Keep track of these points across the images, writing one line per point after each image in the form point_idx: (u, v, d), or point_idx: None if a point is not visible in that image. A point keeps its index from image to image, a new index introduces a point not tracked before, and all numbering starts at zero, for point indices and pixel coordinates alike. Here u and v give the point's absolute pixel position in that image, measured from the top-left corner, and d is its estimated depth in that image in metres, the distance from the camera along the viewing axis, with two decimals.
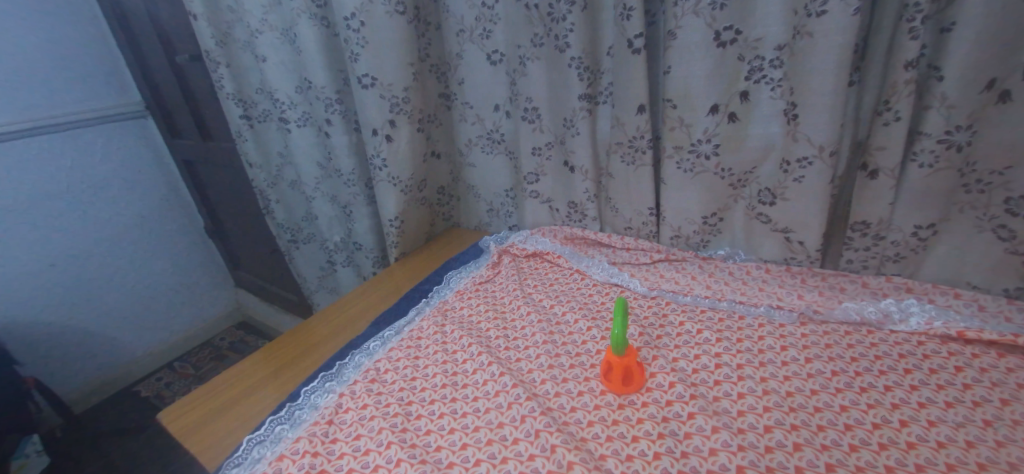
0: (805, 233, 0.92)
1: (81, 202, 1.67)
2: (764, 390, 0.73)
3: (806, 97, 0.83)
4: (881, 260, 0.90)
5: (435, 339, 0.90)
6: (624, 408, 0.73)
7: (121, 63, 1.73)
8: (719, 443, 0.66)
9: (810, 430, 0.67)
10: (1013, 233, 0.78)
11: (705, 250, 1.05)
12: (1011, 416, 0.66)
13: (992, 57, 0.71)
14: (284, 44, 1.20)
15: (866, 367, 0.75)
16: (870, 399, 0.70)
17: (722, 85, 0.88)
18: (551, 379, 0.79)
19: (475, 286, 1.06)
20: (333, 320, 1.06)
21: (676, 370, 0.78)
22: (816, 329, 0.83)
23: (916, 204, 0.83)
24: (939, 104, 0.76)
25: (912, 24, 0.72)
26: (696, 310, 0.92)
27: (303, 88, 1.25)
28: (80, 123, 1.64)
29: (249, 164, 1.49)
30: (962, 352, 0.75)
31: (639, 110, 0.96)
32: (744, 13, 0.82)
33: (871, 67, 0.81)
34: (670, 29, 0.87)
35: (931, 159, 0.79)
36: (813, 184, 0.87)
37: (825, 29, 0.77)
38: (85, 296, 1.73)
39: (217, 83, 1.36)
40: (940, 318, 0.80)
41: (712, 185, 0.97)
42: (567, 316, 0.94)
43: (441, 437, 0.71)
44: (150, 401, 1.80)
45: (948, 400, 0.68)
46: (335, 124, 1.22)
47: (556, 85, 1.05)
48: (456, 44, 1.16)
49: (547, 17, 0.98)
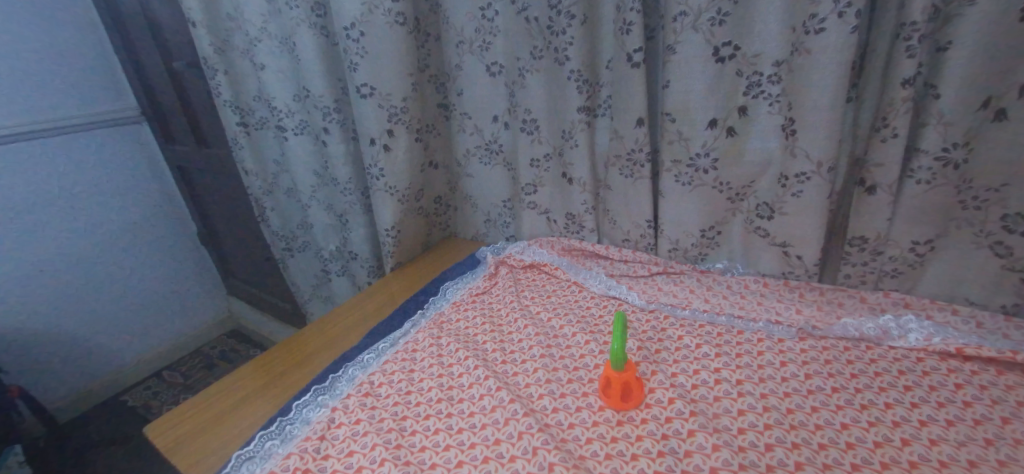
0: (803, 248, 0.92)
1: (72, 207, 1.65)
2: (764, 407, 0.73)
3: (805, 113, 0.83)
4: (878, 275, 0.90)
5: (431, 352, 0.89)
6: (623, 424, 0.72)
7: (118, 69, 1.73)
8: (719, 462, 0.65)
9: (812, 449, 0.66)
10: (1010, 250, 0.79)
11: (703, 264, 1.05)
12: (1012, 435, 0.65)
13: (989, 75, 0.71)
14: (283, 52, 1.20)
15: (866, 384, 0.74)
16: (871, 417, 0.69)
17: (720, 100, 0.88)
18: (549, 394, 0.78)
19: (472, 298, 1.05)
20: (326, 332, 1.04)
21: (675, 386, 0.77)
22: (815, 345, 0.83)
23: (914, 220, 0.83)
24: (935, 122, 0.76)
25: (909, 42, 0.73)
26: (694, 325, 0.91)
27: (301, 96, 1.24)
28: (79, 128, 1.64)
29: (245, 172, 1.48)
30: (961, 369, 0.75)
31: (638, 123, 0.96)
32: (744, 29, 0.83)
33: (868, 83, 0.81)
34: (669, 44, 0.88)
35: (928, 175, 0.79)
36: (812, 199, 0.87)
37: (823, 46, 0.78)
38: (74, 304, 1.70)
39: (215, 90, 1.35)
40: (939, 334, 0.80)
41: (710, 198, 0.97)
42: (565, 329, 0.93)
43: (436, 454, 0.70)
44: (137, 410, 1.77)
45: (949, 418, 0.68)
46: (333, 133, 1.22)
47: (555, 97, 1.05)
48: (455, 55, 1.16)
49: (547, 30, 0.99)
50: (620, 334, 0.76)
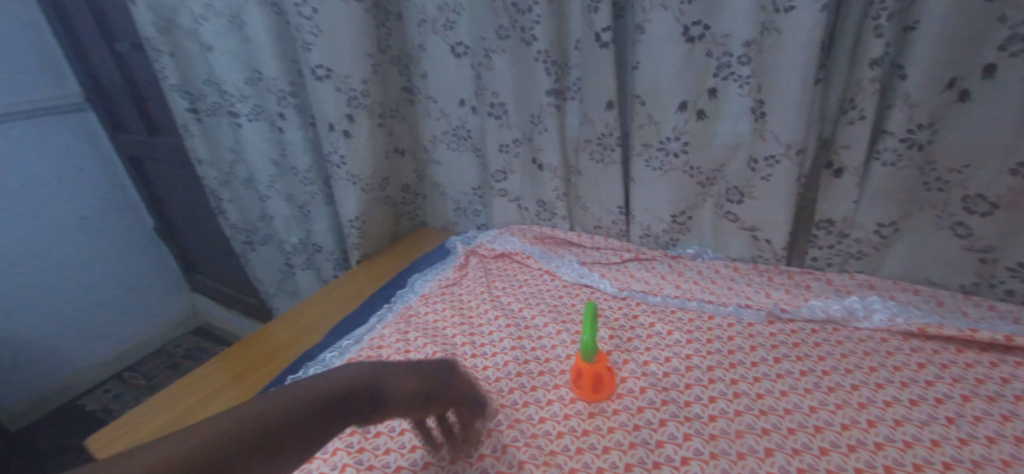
0: (771, 232, 0.92)
1: (12, 203, 1.53)
2: (735, 393, 0.72)
3: (774, 95, 0.81)
4: (844, 257, 0.92)
5: (397, 347, 0.85)
6: (595, 417, 0.70)
7: (57, 50, 1.60)
8: (691, 451, 0.64)
9: (780, 434, 0.66)
10: (970, 230, 0.80)
11: (675, 249, 1.05)
12: (972, 413, 0.66)
13: (956, 54, 0.71)
14: (231, 31, 1.12)
15: (832, 367, 0.75)
16: (838, 399, 0.70)
17: (690, 81, 0.86)
18: (519, 388, 0.76)
19: (442, 290, 1.01)
20: (297, 325, 1.00)
21: (647, 375, 0.77)
22: (784, 328, 0.84)
23: (880, 202, 0.83)
24: (902, 103, 0.76)
25: (878, 21, 0.72)
26: (666, 311, 0.91)
27: (254, 79, 1.17)
28: (13, 117, 1.50)
29: (197, 161, 1.40)
30: (923, 348, 0.76)
31: (608, 106, 0.94)
32: (713, 8, 0.80)
33: (837, 63, 0.80)
34: (637, 22, 0.85)
35: (893, 157, 0.79)
36: (781, 183, 0.86)
37: (793, 25, 0.76)
38: (20, 307, 1.58)
39: (160, 73, 1.26)
40: (902, 314, 0.81)
41: (681, 183, 0.96)
42: (537, 319, 0.91)
43: (401, 457, 0.65)
44: (96, 415, 1.68)
45: (912, 398, 0.69)
46: (289, 118, 1.16)
47: (523, 79, 1.01)
48: (418, 35, 1.10)
49: (512, 8, 0.94)
50: (591, 328, 0.73)
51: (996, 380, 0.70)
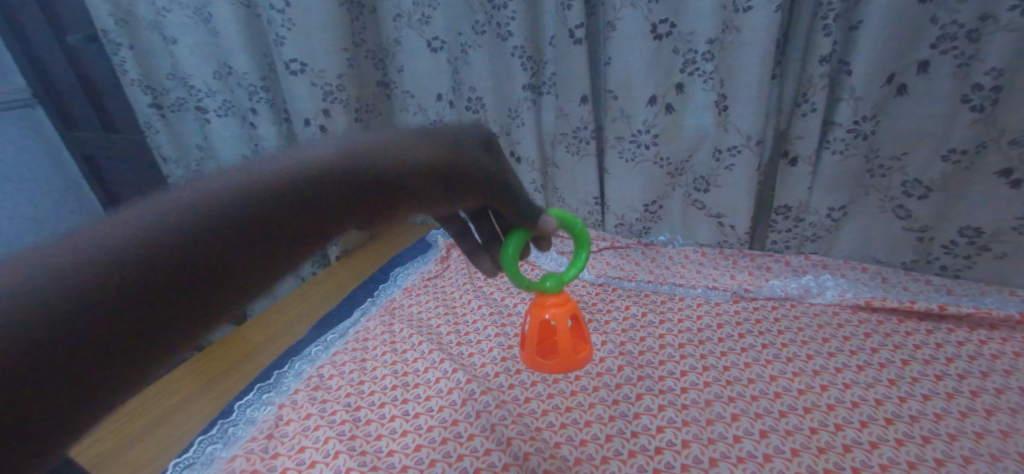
0: (735, 218, 0.99)
1: None
2: (704, 367, 0.78)
3: (735, 90, 0.87)
4: (801, 240, 1.00)
5: (383, 339, 0.89)
6: (576, 394, 0.75)
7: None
8: (665, 420, 0.69)
9: (745, 401, 0.71)
10: (909, 212, 0.88)
11: (647, 237, 1.11)
12: (911, 374, 0.73)
13: (895, 52, 0.78)
14: (198, 24, 1.10)
15: (790, 339, 0.82)
16: (795, 368, 0.76)
17: (658, 77, 0.91)
18: (504, 372, 0.80)
19: (424, 283, 1.06)
20: (230, 375, 0.87)
21: (623, 354, 0.82)
22: (747, 306, 0.90)
23: (831, 188, 0.91)
24: (848, 97, 0.83)
25: (826, 21, 0.77)
26: (640, 295, 0.96)
27: (222, 74, 1.15)
28: None
29: (162, 159, 1.35)
30: (869, 320, 0.84)
31: (582, 100, 0.98)
32: (679, 8, 0.85)
33: (790, 60, 0.87)
34: (609, 20, 0.89)
35: (841, 146, 0.87)
36: (742, 172, 0.92)
37: (750, 24, 0.80)
38: None
39: (119, 68, 1.21)
40: (851, 290, 0.89)
41: (652, 174, 1.01)
42: (518, 307, 0.95)
43: (393, 441, 0.69)
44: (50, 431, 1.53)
45: (860, 364, 0.76)
46: (261, 113, 1.15)
47: (499, 73, 1.04)
48: (393, 29, 1.09)
49: (487, 3, 0.96)
50: (574, 277, 0.73)
51: (932, 345, 0.78)
